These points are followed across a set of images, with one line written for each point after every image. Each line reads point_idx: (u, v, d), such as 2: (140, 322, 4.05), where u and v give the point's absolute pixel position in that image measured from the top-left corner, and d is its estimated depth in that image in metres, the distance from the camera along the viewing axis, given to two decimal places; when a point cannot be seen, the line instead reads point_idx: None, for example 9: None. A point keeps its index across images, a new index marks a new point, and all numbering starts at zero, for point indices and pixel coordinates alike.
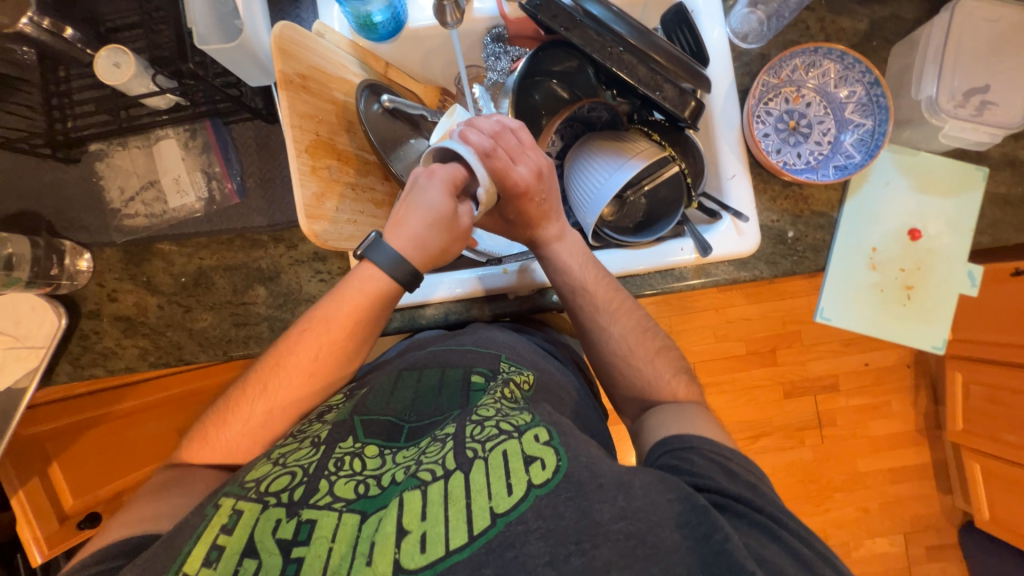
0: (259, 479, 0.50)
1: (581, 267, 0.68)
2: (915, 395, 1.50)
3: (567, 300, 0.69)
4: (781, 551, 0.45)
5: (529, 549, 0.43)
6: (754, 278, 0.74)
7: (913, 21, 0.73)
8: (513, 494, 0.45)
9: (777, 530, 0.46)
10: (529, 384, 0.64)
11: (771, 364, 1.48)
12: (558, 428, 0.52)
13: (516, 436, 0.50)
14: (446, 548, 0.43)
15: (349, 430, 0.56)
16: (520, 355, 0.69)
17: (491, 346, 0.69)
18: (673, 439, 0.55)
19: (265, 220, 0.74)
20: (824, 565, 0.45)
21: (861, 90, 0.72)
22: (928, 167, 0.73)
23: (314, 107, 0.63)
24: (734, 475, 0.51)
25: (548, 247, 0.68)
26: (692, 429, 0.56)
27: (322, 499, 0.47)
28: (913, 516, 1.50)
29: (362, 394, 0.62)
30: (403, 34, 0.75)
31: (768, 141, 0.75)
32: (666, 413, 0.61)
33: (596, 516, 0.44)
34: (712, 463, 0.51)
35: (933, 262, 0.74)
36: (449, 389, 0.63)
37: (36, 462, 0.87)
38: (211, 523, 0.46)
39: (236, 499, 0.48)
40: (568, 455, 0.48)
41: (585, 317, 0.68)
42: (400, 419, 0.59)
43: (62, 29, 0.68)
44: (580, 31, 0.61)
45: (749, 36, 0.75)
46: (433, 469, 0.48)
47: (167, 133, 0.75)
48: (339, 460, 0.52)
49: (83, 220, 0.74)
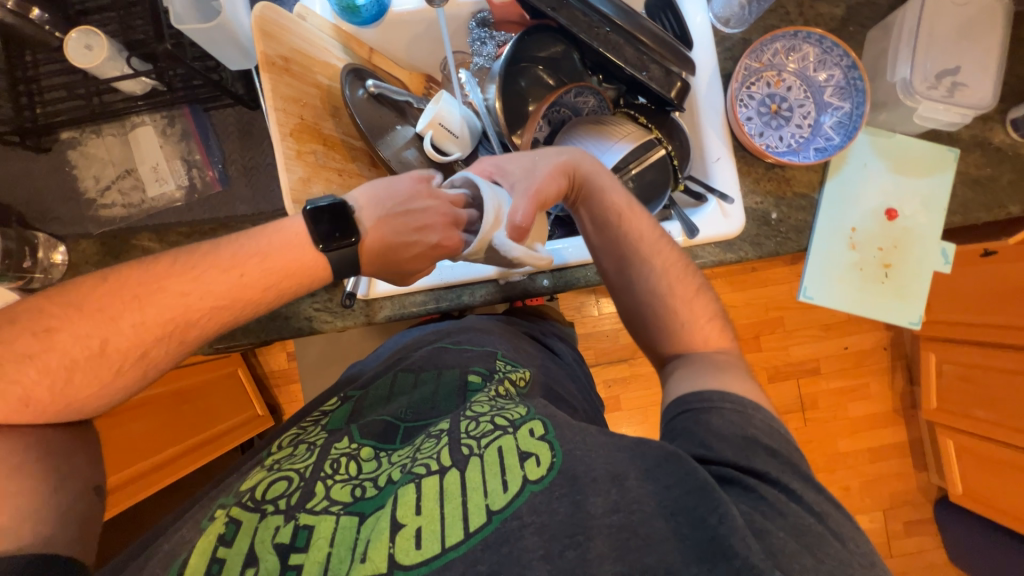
0: (254, 487, 0.51)
1: (623, 193, 0.65)
2: (892, 376, 1.55)
3: (605, 236, 0.66)
4: (784, 531, 0.43)
5: (524, 543, 0.43)
6: (740, 259, 0.75)
7: (888, 7, 0.75)
8: (508, 490, 0.46)
9: (775, 501, 0.46)
10: (525, 381, 0.64)
11: (755, 350, 1.51)
12: (554, 421, 0.52)
13: (512, 431, 0.51)
14: (442, 544, 0.43)
15: (344, 432, 0.57)
16: (515, 351, 0.70)
17: (487, 344, 0.70)
18: (691, 397, 0.54)
19: (249, 209, 0.72)
20: (824, 533, 0.45)
21: (839, 74, 0.73)
22: (904, 149, 0.75)
23: (298, 90, 0.62)
24: (753, 441, 0.50)
25: (585, 168, 0.64)
26: (716, 383, 0.55)
27: (318, 503, 0.47)
28: (892, 492, 1.56)
29: (362, 398, 0.64)
30: (387, 19, 0.74)
31: (752, 124, 0.76)
32: (688, 369, 0.59)
33: (590, 509, 0.45)
34: (731, 424, 0.51)
35: (909, 240, 0.76)
36: (445, 389, 0.63)
37: None
38: (207, 536, 0.46)
39: (230, 507, 0.48)
40: (563, 450, 0.49)
41: (629, 244, 0.65)
42: (396, 418, 0.59)
43: (28, 10, 0.66)
44: (567, 11, 0.61)
45: (731, 21, 0.75)
46: (428, 464, 0.49)
47: (144, 120, 0.73)
48: (335, 462, 0.53)
49: (57, 212, 0.71)
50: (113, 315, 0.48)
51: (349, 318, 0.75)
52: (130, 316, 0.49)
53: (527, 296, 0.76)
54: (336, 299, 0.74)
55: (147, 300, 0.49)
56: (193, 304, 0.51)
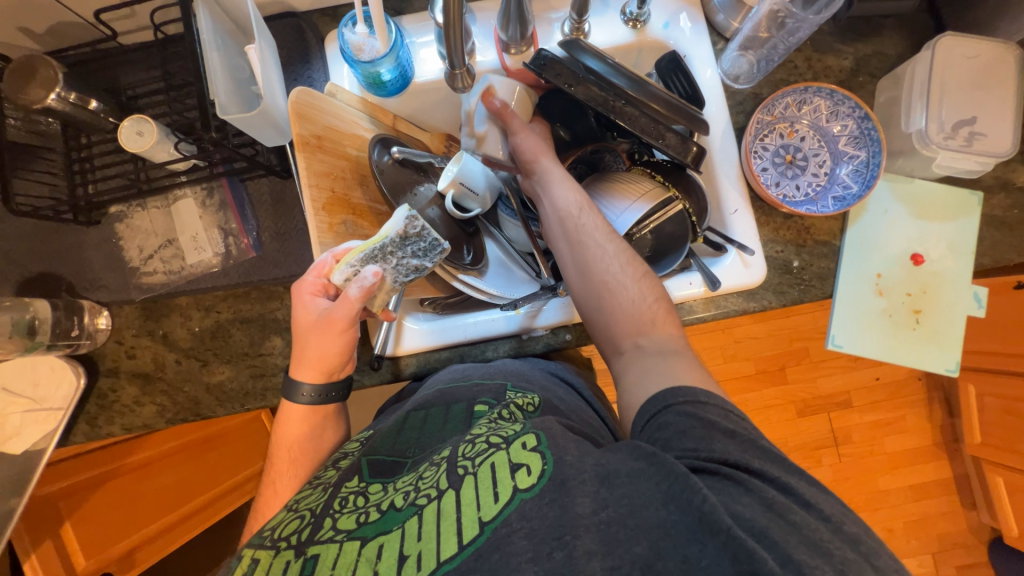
0: (274, 527, 0.50)
1: (579, 193, 0.64)
2: (929, 409, 1.49)
3: (560, 221, 0.63)
4: (823, 561, 0.39)
5: (513, 548, 0.42)
6: (763, 308, 0.75)
7: (896, 57, 0.77)
8: (498, 500, 0.44)
9: (786, 505, 0.42)
10: (534, 406, 0.60)
11: (781, 383, 1.47)
12: (547, 431, 0.50)
13: (505, 447, 0.49)
14: (437, 560, 0.43)
15: (355, 470, 0.55)
16: (529, 381, 0.66)
17: (496, 377, 0.66)
18: (651, 404, 0.50)
19: (282, 272, 0.76)
20: (852, 554, 0.40)
21: (853, 124, 0.75)
22: (924, 195, 0.75)
23: (330, 165, 0.66)
24: (709, 426, 0.46)
25: (548, 169, 0.66)
26: (667, 377, 0.51)
27: (326, 532, 0.47)
28: (941, 534, 1.48)
29: (371, 438, 0.61)
30: (410, 88, 0.79)
31: (767, 175, 0.78)
32: (639, 367, 0.54)
33: (578, 509, 0.43)
34: (686, 418, 0.47)
35: (938, 285, 0.75)
36: (454, 421, 0.61)
37: (48, 522, 0.83)
38: (238, 568, 0.47)
39: (255, 548, 0.48)
40: (554, 458, 0.47)
41: (580, 237, 0.61)
42: (403, 455, 0.58)
43: (87, 101, 0.68)
44: (583, 87, 0.64)
45: (740, 78, 0.78)
46: (429, 492, 0.48)
47: (185, 193, 0.77)
48: (344, 498, 0.51)
49: (103, 280, 0.75)
50: (257, 507, 0.63)
51: (377, 377, 0.76)
52: (275, 473, 0.64)
53: (551, 350, 0.78)
54: (364, 358, 0.76)
55: (274, 459, 0.65)
56: (289, 439, 0.65)
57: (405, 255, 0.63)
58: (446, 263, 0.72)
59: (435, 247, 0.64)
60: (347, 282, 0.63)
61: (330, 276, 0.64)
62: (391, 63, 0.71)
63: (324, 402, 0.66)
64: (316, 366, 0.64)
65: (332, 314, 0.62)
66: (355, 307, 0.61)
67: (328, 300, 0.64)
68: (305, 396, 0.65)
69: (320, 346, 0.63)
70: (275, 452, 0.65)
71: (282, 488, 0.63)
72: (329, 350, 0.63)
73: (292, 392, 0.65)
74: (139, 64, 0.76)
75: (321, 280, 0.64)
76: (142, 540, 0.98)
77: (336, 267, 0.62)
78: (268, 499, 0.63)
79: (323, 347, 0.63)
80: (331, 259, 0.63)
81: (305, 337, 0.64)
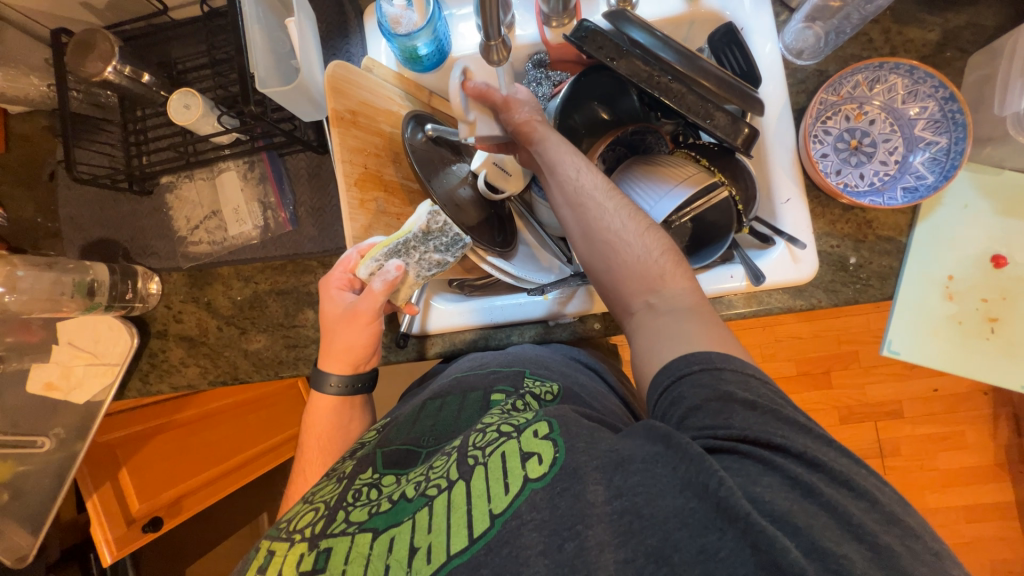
0: (290, 519, 0.52)
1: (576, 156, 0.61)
2: (994, 426, 1.36)
3: (559, 184, 0.60)
4: (864, 554, 0.36)
5: (523, 540, 0.41)
6: (812, 307, 0.69)
7: (994, 28, 0.68)
8: (508, 491, 0.44)
9: (816, 488, 0.39)
10: (553, 395, 0.59)
11: (825, 387, 1.38)
12: (560, 420, 0.48)
13: (516, 435, 0.48)
14: (447, 553, 0.42)
15: (369, 461, 0.56)
16: (548, 368, 0.64)
17: (515, 364, 0.65)
18: (661, 375, 0.48)
19: (316, 247, 0.77)
20: (900, 551, 0.37)
21: (934, 105, 0.66)
22: (1012, 188, 0.67)
23: (363, 141, 0.66)
24: (726, 398, 0.43)
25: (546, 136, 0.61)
26: (680, 345, 0.49)
27: (338, 526, 0.48)
28: (994, 559, 1.37)
29: (388, 427, 0.62)
30: (447, 64, 0.77)
31: (827, 162, 0.71)
32: (653, 327, 0.52)
33: (590, 497, 0.42)
34: (701, 389, 0.44)
35: (1021, 291, 0.67)
36: (469, 408, 0.61)
37: (107, 467, 0.92)
38: (253, 565, 0.48)
39: (271, 540, 0.50)
40: (565, 445, 0.45)
41: (579, 197, 0.58)
42: (416, 444, 0.58)
43: (140, 74, 0.71)
44: (626, 61, 0.60)
45: (805, 53, 0.72)
46: (440, 483, 0.48)
47: (228, 166, 0.80)
48: (358, 490, 0.52)
49: (154, 247, 0.80)
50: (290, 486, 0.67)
51: (403, 354, 0.77)
52: (307, 450, 0.68)
53: (578, 338, 0.76)
54: (391, 337, 0.77)
55: (305, 437, 0.68)
56: (318, 419, 0.68)
57: (428, 250, 0.63)
58: (477, 246, 0.70)
59: (458, 243, 0.64)
60: (371, 278, 0.64)
61: (355, 271, 0.65)
62: (428, 36, 0.69)
63: (352, 393, 0.68)
64: (342, 359, 0.66)
65: (358, 307, 0.64)
66: (378, 304, 0.63)
67: (353, 296, 0.66)
68: (333, 388, 0.67)
69: (345, 339, 0.65)
70: (305, 430, 0.68)
71: (311, 463, 0.67)
72: (353, 343, 0.65)
73: (320, 381, 0.67)
74: (190, 40, 0.78)
75: (346, 274, 0.66)
76: (189, 489, 1.05)
77: (361, 263, 0.64)
78: (298, 476, 0.66)
79: (350, 341, 0.65)
80: (358, 254, 0.65)
81: (328, 331, 0.66)
